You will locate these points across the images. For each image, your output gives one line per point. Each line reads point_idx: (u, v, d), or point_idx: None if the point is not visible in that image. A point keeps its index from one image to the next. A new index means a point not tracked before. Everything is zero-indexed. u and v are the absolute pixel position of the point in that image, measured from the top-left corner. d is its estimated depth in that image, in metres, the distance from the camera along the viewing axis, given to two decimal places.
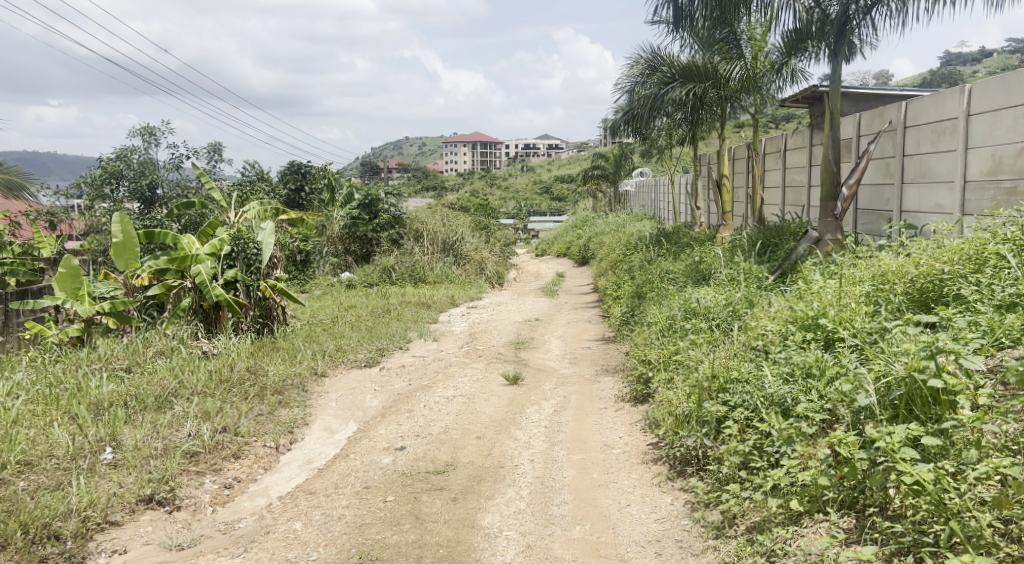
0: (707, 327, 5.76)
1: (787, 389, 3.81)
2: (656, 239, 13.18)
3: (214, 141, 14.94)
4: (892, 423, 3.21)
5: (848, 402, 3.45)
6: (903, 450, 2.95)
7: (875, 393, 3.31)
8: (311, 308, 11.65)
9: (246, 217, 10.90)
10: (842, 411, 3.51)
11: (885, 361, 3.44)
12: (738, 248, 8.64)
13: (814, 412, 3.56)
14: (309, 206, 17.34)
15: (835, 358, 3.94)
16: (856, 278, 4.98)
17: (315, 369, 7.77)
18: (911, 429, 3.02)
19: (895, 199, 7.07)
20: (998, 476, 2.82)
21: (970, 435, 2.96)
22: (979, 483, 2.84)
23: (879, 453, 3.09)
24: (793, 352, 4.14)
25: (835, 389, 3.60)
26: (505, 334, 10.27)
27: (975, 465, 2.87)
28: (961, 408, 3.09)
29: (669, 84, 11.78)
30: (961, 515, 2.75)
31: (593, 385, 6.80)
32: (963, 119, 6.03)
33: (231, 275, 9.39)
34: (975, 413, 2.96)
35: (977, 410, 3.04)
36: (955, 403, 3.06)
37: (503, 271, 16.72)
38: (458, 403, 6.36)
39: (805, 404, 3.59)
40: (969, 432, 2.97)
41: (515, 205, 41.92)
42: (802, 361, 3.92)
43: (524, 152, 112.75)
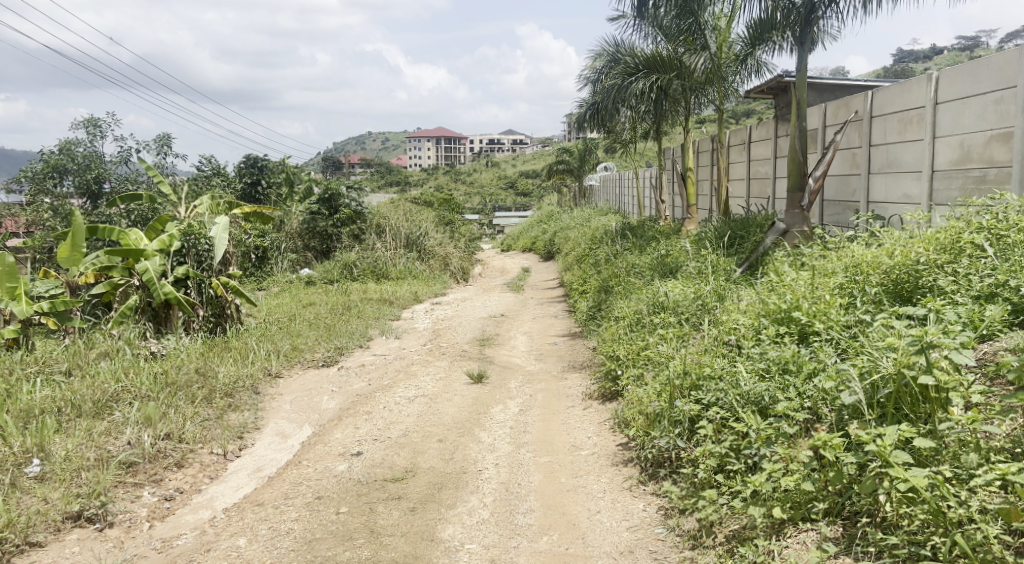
0: (676, 322, 5.58)
1: (764, 386, 3.62)
2: (621, 233, 13.04)
3: (164, 134, 14.39)
4: (880, 424, 3.04)
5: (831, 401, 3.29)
6: (896, 454, 2.78)
7: (857, 392, 3.14)
8: (269, 306, 11.24)
9: (197, 212, 10.46)
10: (824, 410, 3.34)
11: (869, 357, 3.26)
12: (704, 240, 8.51)
13: (795, 411, 3.37)
14: (267, 202, 16.62)
15: (813, 353, 3.77)
16: (827, 269, 4.83)
17: (269, 370, 7.44)
18: (903, 431, 2.84)
19: (862, 190, 6.98)
20: (1000, 483, 2.67)
21: (966, 438, 2.80)
22: (979, 489, 2.69)
23: (870, 458, 2.91)
24: (767, 347, 3.96)
25: (815, 386, 3.43)
26: (469, 330, 10.02)
27: (976, 471, 2.71)
28: (953, 407, 2.93)
29: (633, 76, 11.53)
30: (964, 527, 2.60)
31: (560, 382, 6.59)
32: (930, 108, 5.91)
33: (181, 272, 8.97)
34: (970, 413, 2.80)
35: (970, 409, 2.88)
36: (946, 402, 2.91)
37: (468, 267, 16.48)
38: (419, 404, 6.09)
39: (784, 403, 3.40)
40: (964, 434, 2.81)
41: (480, 201, 41.65)
42: (778, 357, 3.74)
43: (488, 147, 112.48)
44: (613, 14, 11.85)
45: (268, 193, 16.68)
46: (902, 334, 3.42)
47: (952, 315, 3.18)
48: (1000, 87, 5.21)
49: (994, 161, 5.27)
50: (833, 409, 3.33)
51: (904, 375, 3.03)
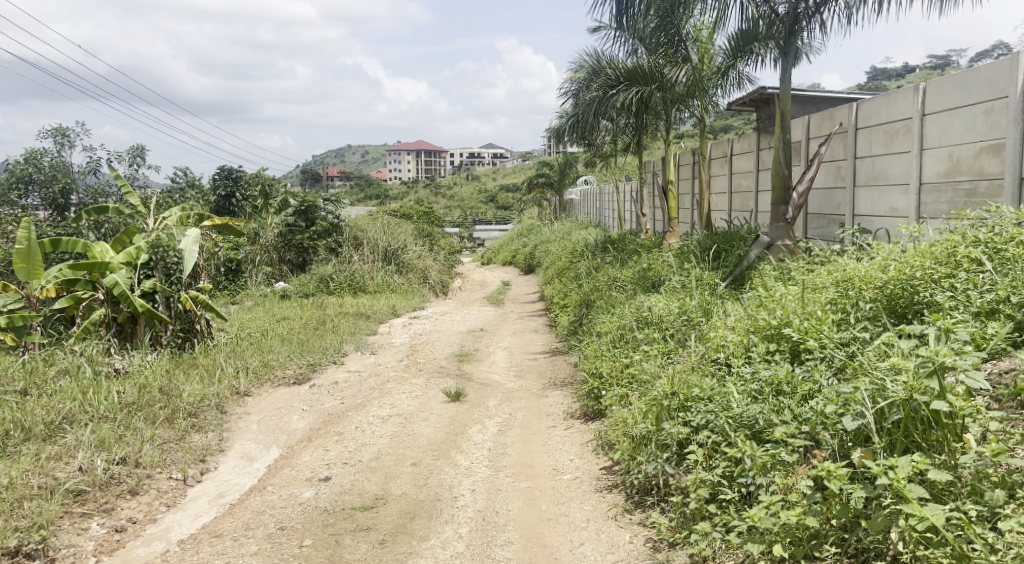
0: (660, 338, 5.37)
1: (757, 408, 3.42)
2: (602, 246, 12.88)
3: (137, 145, 14.05)
4: (890, 455, 2.87)
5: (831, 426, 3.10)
6: (912, 489, 2.61)
7: (863, 417, 2.96)
8: (240, 321, 10.90)
9: (166, 224, 10.12)
10: (824, 436, 3.15)
11: (873, 379, 3.09)
12: (687, 253, 8.32)
13: (792, 437, 3.18)
14: (242, 213, 16.45)
15: (807, 372, 3.59)
16: (816, 283, 4.66)
17: (237, 388, 7.13)
18: (917, 462, 2.68)
19: (847, 203, 6.85)
20: None
21: (988, 470, 2.66)
22: (1006, 529, 2.54)
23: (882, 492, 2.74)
24: (759, 367, 3.76)
25: (812, 409, 3.23)
26: (447, 345, 9.76)
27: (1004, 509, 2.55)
28: (968, 436, 2.78)
29: (614, 88, 11.29)
30: None
31: (541, 400, 6.35)
32: (917, 119, 5.80)
33: (148, 285, 8.63)
34: (991, 445, 2.64)
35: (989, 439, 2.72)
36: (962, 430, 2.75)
37: (447, 280, 16.24)
38: (393, 424, 5.82)
39: (782, 429, 3.21)
40: (986, 467, 2.66)
41: (461, 214, 41.45)
42: (772, 377, 3.55)
43: (468, 161, 112.45)
44: (594, 28, 11.72)
45: (242, 205, 16.33)
46: (903, 354, 3.25)
47: (959, 334, 3.02)
48: (990, 98, 5.10)
49: (984, 174, 5.16)
50: (833, 433, 3.14)
51: (915, 400, 2.86)
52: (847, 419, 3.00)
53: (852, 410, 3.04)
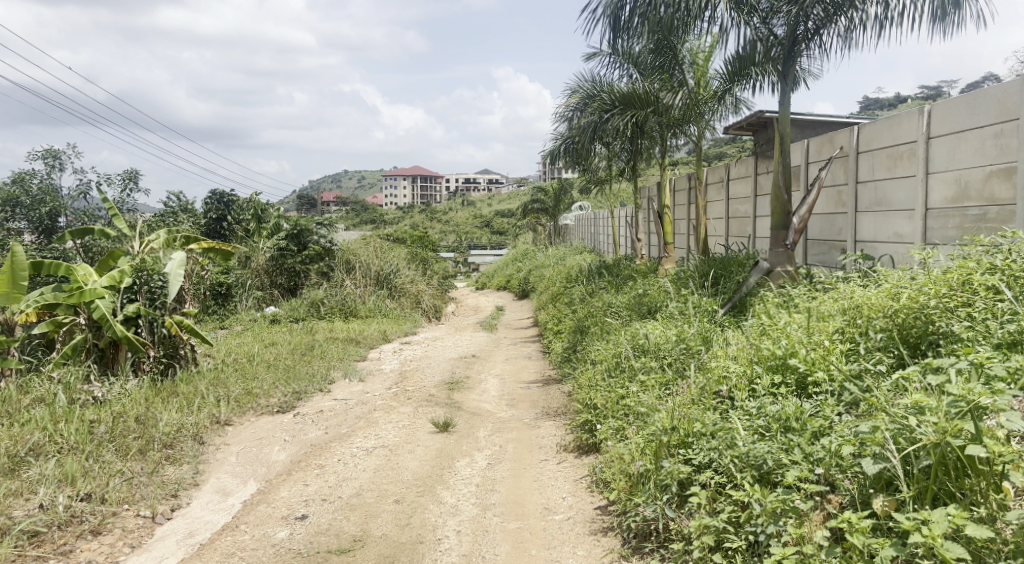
0: (658, 367, 5.12)
1: (766, 448, 3.18)
2: (597, 271, 12.66)
3: (129, 168, 13.87)
4: (921, 505, 2.74)
5: (851, 471, 2.96)
6: (950, 546, 2.49)
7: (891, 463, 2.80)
8: (226, 346, 10.61)
9: (151, 246, 9.86)
10: (842, 481, 2.99)
11: (898, 417, 2.95)
12: (684, 279, 8.10)
13: (807, 483, 2.98)
14: (233, 237, 16.23)
15: (817, 408, 3.37)
16: (821, 311, 4.44)
17: (217, 417, 6.85)
18: (953, 515, 2.57)
19: (849, 229, 6.67)
20: None
21: None
22: None
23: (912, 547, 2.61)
24: (765, 401, 3.53)
25: (825, 449, 3.04)
26: (438, 372, 9.49)
27: None
28: (1006, 484, 2.65)
29: (609, 112, 11.19)
30: None
31: (533, 431, 6.09)
32: (923, 142, 5.63)
33: (131, 310, 8.35)
34: None
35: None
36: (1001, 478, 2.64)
37: (440, 305, 15.99)
38: (377, 458, 5.56)
39: (795, 473, 3.00)
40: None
41: (456, 240, 41.28)
42: (779, 413, 3.33)
43: (464, 186, 112.71)
44: (590, 53, 11.64)
45: (233, 228, 16.11)
46: (925, 389, 3.09)
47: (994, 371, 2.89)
48: (1000, 120, 4.93)
49: (994, 199, 4.98)
50: (850, 477, 2.98)
51: (951, 443, 2.71)
52: (869, 462, 2.85)
53: (875, 452, 2.89)
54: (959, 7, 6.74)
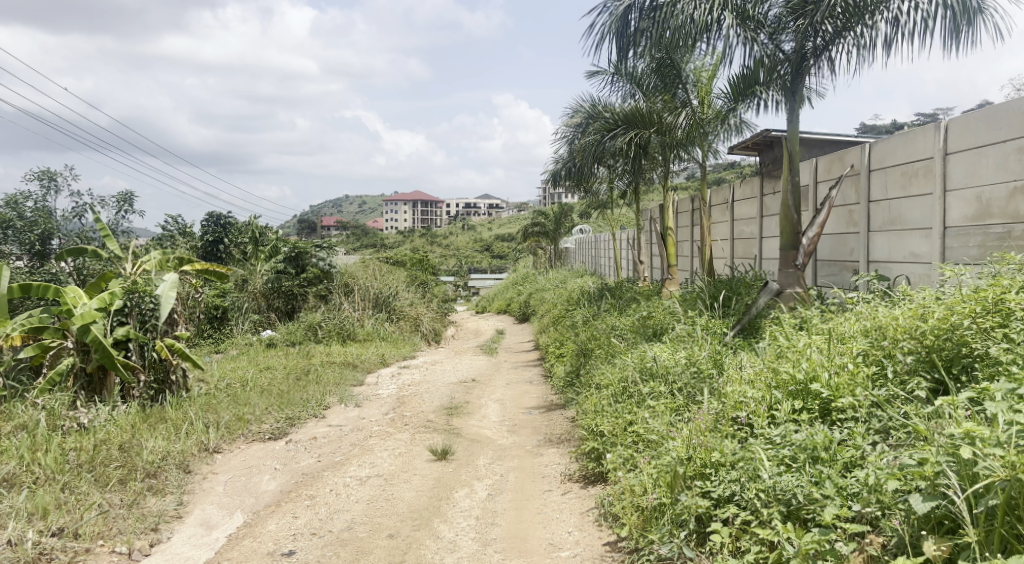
0: (667, 393, 4.87)
1: (795, 482, 3.00)
2: (599, 294, 12.43)
3: (124, 190, 13.69)
4: (986, 550, 2.52)
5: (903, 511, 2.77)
6: None
7: (952, 501, 2.62)
8: (220, 371, 10.33)
9: (144, 268, 9.62)
10: (887, 521, 2.80)
11: (947, 451, 2.74)
12: (690, 301, 7.85)
13: (847, 523, 2.79)
14: (229, 260, 16.01)
15: (849, 438, 3.17)
16: (840, 333, 4.18)
17: (205, 445, 6.59)
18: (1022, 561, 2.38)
19: (862, 249, 6.43)
20: None
21: None
22: None
23: None
24: (790, 429, 3.32)
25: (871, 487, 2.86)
26: (437, 397, 9.21)
27: None
28: None
29: (612, 132, 10.96)
30: None
31: (535, 459, 5.81)
32: (940, 158, 5.41)
33: (121, 333, 8.08)
34: None
35: None
36: None
37: (439, 328, 15.73)
38: (371, 487, 5.32)
39: (833, 511, 2.81)
40: None
41: (456, 264, 41.11)
42: (807, 441, 3.12)
43: (464, 210, 112.97)
44: (591, 73, 11.54)
45: (231, 251, 15.91)
46: (976, 416, 2.89)
47: None
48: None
49: (1019, 216, 4.75)
50: (897, 517, 2.79)
51: (1019, 480, 2.51)
52: (918, 500, 2.69)
53: (929, 487, 2.71)
54: (971, 24, 6.57)
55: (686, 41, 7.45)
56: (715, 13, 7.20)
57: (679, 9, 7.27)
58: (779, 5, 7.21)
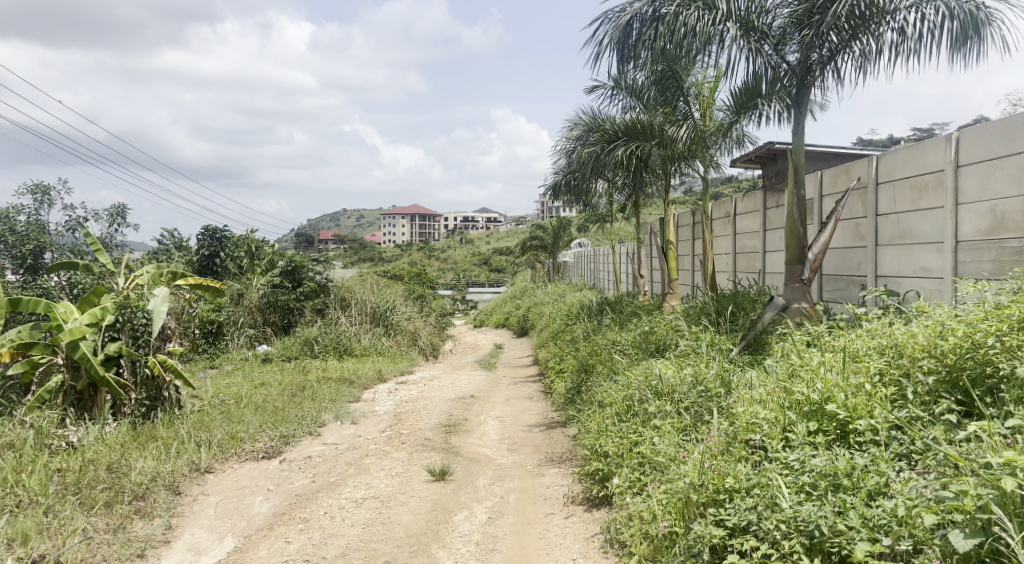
0: (674, 413, 4.71)
1: (820, 513, 2.90)
2: (599, 308, 12.29)
3: (119, 203, 13.54)
4: None
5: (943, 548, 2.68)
6: None
7: (1008, 542, 2.51)
8: (214, 387, 10.13)
9: (136, 283, 9.44)
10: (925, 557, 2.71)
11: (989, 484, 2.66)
12: (693, 315, 7.70)
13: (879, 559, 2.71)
14: (225, 274, 15.83)
15: (872, 464, 3.08)
16: (854, 350, 4.03)
17: (196, 465, 6.40)
18: None
19: (869, 263, 6.30)
20: None
21: None
22: None
23: None
24: (808, 453, 3.21)
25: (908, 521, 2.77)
26: (434, 414, 9.02)
27: None
28: None
29: (612, 143, 10.77)
30: None
31: (537, 480, 5.63)
32: (951, 171, 5.29)
33: (112, 349, 7.89)
34: None
35: None
36: None
37: (437, 343, 15.55)
38: (367, 510, 5.15)
39: (865, 547, 2.72)
40: None
41: (453, 277, 40.94)
42: (828, 469, 3.06)
43: (462, 224, 112.93)
44: (591, 87, 11.44)
45: (227, 265, 15.74)
46: (1012, 444, 2.80)
47: None
48: None
49: None
50: (936, 553, 2.70)
51: None
52: (959, 536, 2.60)
53: (970, 522, 2.62)
54: (978, 35, 6.45)
55: (689, 52, 7.35)
56: (717, 24, 7.11)
57: (681, 20, 7.17)
58: (783, 15, 7.10)
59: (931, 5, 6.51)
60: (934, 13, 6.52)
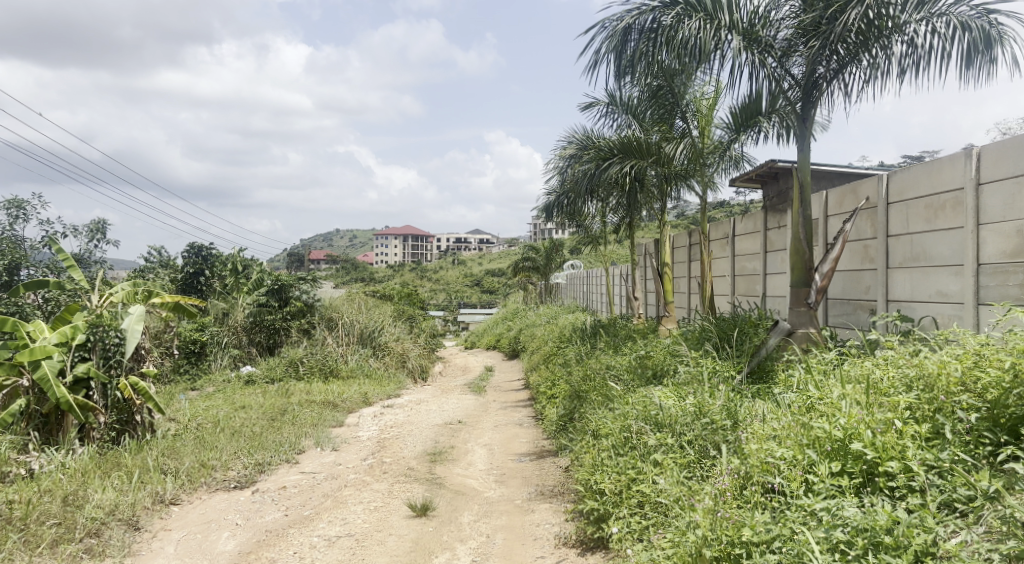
0: (676, 447, 4.34)
1: None
2: (593, 330, 11.93)
3: (98, 219, 13.15)
4: None
5: None
6: None
7: None
8: (191, 410, 9.64)
9: (111, 300, 8.96)
10: None
11: None
12: (691, 338, 7.34)
13: None
14: (210, 292, 15.38)
15: (919, 518, 2.76)
16: (877, 381, 3.69)
17: (161, 496, 5.96)
18: None
19: (879, 287, 5.96)
20: None
21: None
22: None
23: None
24: (842, 504, 2.91)
25: None
26: (420, 441, 8.57)
27: None
28: None
29: (607, 161, 10.24)
30: None
31: (526, 517, 5.22)
32: (972, 189, 4.98)
33: (81, 370, 7.42)
34: None
35: None
36: None
37: (426, 364, 15.09)
38: (339, 552, 4.77)
39: None
40: None
41: (445, 297, 40.53)
42: (866, 524, 2.75)
43: (454, 245, 112.71)
44: (585, 103, 11.16)
45: (211, 283, 15.29)
46: None
47: None
48: None
49: None
50: None
51: None
52: None
53: None
54: (991, 50, 6.17)
55: (689, 65, 7.06)
56: (719, 35, 6.83)
57: (681, 30, 6.88)
58: (787, 27, 6.83)
59: (942, 18, 6.24)
60: (945, 27, 6.25)
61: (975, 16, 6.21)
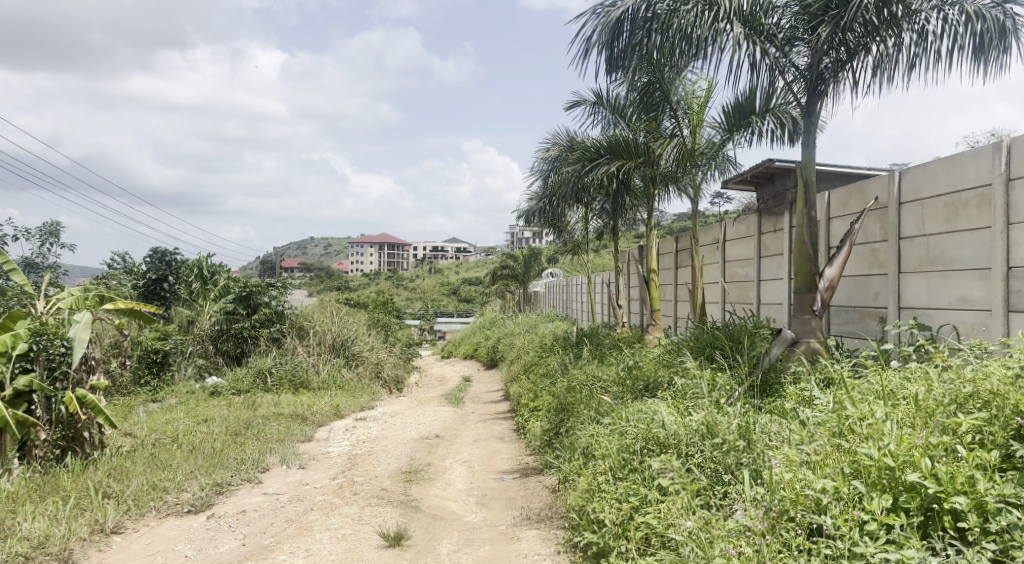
0: (684, 471, 3.81)
1: None
2: (576, 339, 11.41)
3: (51, 222, 12.42)
4: None
5: None
6: None
7: None
8: (149, 424, 8.93)
9: (56, 307, 8.21)
10: None
11: None
12: (683, 346, 6.83)
13: None
14: (174, 300, 14.65)
15: None
16: (923, 399, 3.32)
17: (103, 524, 5.32)
18: None
19: (890, 293, 5.52)
20: None
21: None
22: None
23: None
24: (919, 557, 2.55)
25: None
26: (394, 458, 7.96)
27: None
28: None
29: (593, 162, 9.60)
30: None
31: (511, 546, 4.68)
32: (1000, 186, 4.58)
33: (21, 383, 6.69)
34: None
35: None
36: None
37: (401, 375, 14.44)
38: None
39: None
40: None
41: (422, 306, 39.88)
42: None
43: (431, 254, 111.95)
44: (569, 104, 10.71)
45: (175, 290, 14.54)
46: None
47: None
48: None
49: None
50: None
51: None
52: None
53: None
54: (1005, 41, 5.79)
55: (686, 56, 6.60)
56: (718, 22, 6.36)
57: (677, 18, 6.41)
58: (790, 13, 6.41)
59: (954, 6, 5.85)
60: (958, 15, 5.84)
61: (989, 6, 5.84)
